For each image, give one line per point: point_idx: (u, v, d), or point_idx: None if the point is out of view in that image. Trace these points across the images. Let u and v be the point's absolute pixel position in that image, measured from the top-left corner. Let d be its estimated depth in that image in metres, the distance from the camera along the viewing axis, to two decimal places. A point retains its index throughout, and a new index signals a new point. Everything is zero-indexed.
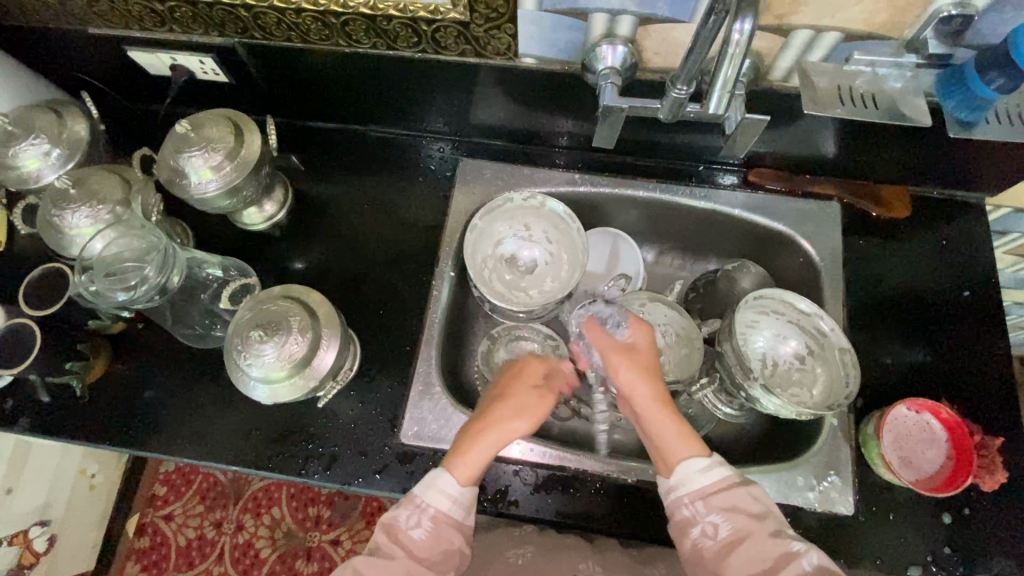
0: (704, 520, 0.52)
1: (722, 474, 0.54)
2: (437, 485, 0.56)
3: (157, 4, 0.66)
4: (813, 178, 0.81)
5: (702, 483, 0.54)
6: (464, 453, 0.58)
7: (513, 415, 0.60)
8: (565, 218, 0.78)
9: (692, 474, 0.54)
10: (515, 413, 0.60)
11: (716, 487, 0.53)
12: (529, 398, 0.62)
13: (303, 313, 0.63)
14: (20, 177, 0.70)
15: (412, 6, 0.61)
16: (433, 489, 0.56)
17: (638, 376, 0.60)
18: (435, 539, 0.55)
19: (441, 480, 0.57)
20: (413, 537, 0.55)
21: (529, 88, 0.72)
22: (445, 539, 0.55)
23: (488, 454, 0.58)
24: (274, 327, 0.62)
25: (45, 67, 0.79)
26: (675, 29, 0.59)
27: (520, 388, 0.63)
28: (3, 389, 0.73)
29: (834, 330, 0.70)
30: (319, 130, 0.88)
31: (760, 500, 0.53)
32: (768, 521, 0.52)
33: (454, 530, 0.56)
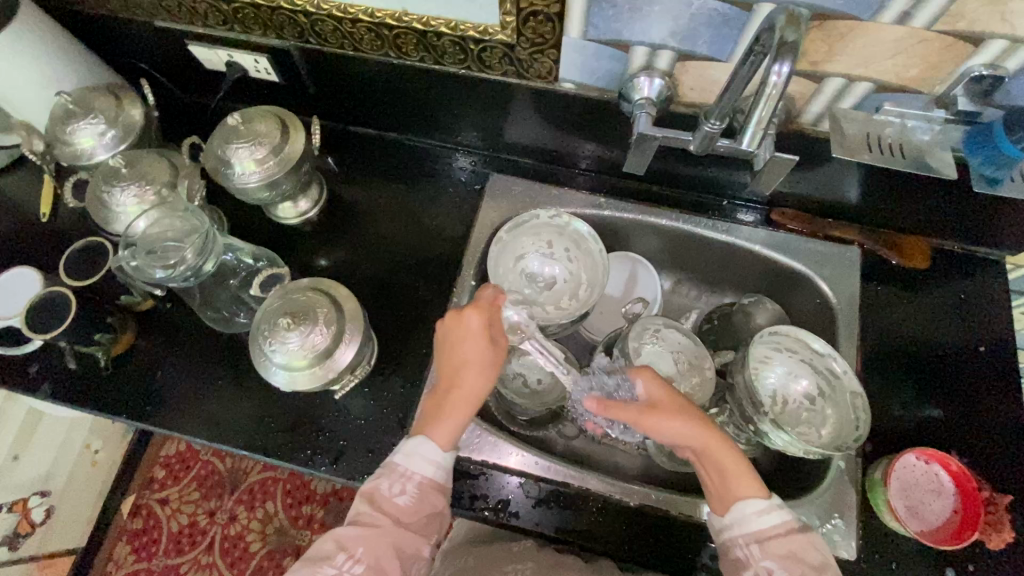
0: (758, 564, 0.53)
1: (780, 519, 0.54)
2: (419, 453, 0.59)
3: (223, 4, 0.70)
4: (835, 223, 0.82)
5: (759, 526, 0.54)
6: (442, 424, 0.60)
7: (478, 376, 0.61)
8: (588, 238, 0.80)
9: (749, 516, 0.55)
10: (478, 373, 0.61)
11: (776, 531, 0.54)
12: (476, 350, 0.62)
13: (329, 305, 0.66)
14: (74, 152, 0.74)
15: (463, 25, 0.64)
16: (417, 456, 0.58)
17: (673, 423, 0.58)
18: (418, 503, 0.57)
19: (422, 447, 0.59)
20: (397, 503, 0.57)
21: (565, 112, 0.74)
22: (429, 503, 0.58)
23: (465, 418, 0.61)
24: (302, 316, 0.64)
25: (109, 54, 0.84)
26: (712, 67, 0.61)
27: (470, 348, 0.62)
28: (33, 354, 0.75)
29: (847, 372, 0.71)
30: (357, 134, 0.91)
31: (818, 548, 0.53)
32: (826, 573, 0.52)
33: (437, 495, 0.58)
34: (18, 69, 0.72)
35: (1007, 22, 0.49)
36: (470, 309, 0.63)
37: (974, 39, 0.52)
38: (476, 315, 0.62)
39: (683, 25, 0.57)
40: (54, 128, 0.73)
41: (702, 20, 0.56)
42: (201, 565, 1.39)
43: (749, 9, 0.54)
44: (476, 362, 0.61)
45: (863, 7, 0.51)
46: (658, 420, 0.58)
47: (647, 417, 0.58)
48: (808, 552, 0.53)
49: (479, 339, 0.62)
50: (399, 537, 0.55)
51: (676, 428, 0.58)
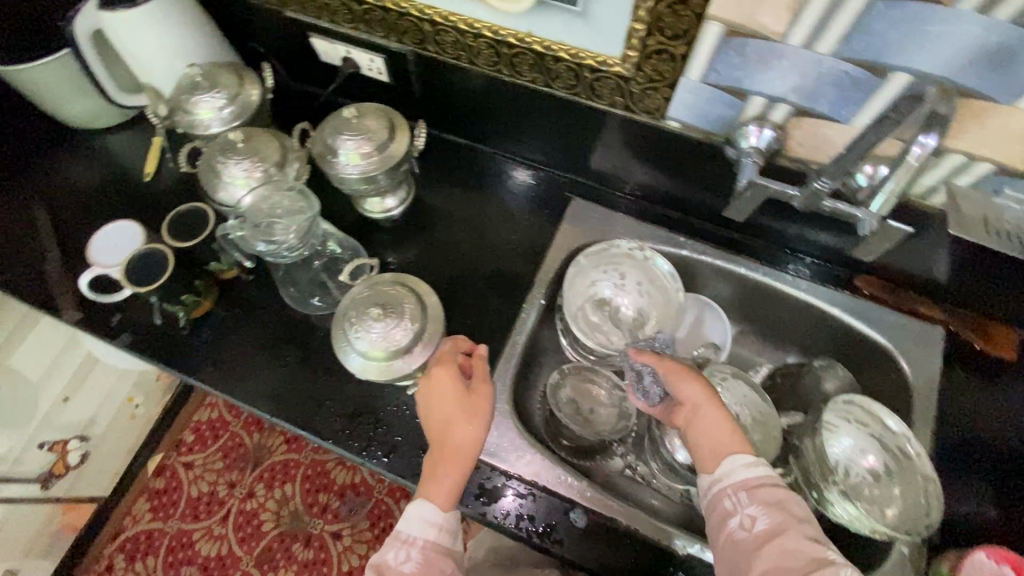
0: (742, 512, 0.53)
1: (765, 472, 0.55)
2: (417, 518, 0.57)
3: (355, 4, 0.74)
4: (920, 298, 0.79)
5: (746, 476, 0.55)
6: (433, 486, 0.58)
7: (465, 428, 0.59)
8: (666, 276, 0.81)
9: (738, 467, 0.56)
10: (463, 425, 0.59)
11: (760, 482, 0.54)
12: (453, 407, 0.60)
13: (415, 302, 0.67)
14: (192, 121, 0.78)
15: (583, 54, 0.66)
16: (416, 522, 0.57)
17: (685, 371, 0.64)
18: (425, 570, 0.55)
19: (422, 509, 0.58)
20: (404, 571, 0.55)
21: (662, 148, 0.75)
22: (437, 568, 0.56)
23: (461, 474, 0.59)
24: (391, 308, 0.66)
25: (235, 35, 0.89)
26: (828, 127, 0.61)
27: (444, 407, 0.61)
28: (122, 304, 0.80)
29: (921, 455, 0.68)
30: (449, 142, 0.94)
31: (801, 504, 0.53)
32: (808, 525, 0.51)
33: (444, 557, 0.57)
34: (158, 39, 0.77)
35: None
36: (440, 366, 0.63)
37: None
38: (441, 370, 0.62)
39: (808, 83, 0.57)
40: (179, 96, 0.78)
41: (830, 80, 0.56)
42: (213, 535, 1.41)
43: (883, 75, 0.54)
44: (455, 418, 0.60)
45: (1004, 89, 0.50)
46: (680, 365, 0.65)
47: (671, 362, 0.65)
48: (794, 507, 0.52)
49: (452, 393, 0.61)
50: None
51: (688, 376, 0.63)
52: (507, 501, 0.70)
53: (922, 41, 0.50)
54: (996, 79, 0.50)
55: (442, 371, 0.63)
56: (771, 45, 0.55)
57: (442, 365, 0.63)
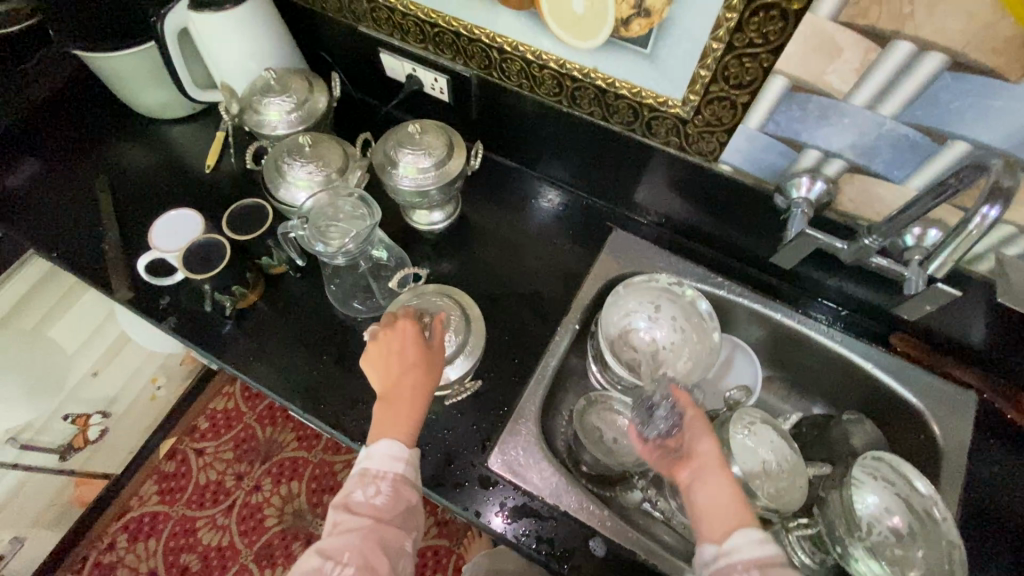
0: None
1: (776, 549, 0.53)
2: (382, 453, 0.59)
3: (429, 26, 0.78)
4: (956, 361, 0.79)
5: (757, 552, 0.52)
6: (392, 423, 0.61)
7: (424, 374, 0.64)
8: (704, 315, 0.81)
9: (749, 542, 0.53)
10: (422, 371, 0.64)
11: (770, 561, 0.52)
12: (412, 352, 0.65)
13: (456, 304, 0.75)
14: (260, 122, 0.82)
15: (645, 93, 0.68)
16: (381, 457, 0.59)
17: (704, 434, 0.65)
18: (394, 500, 0.58)
19: (386, 446, 0.60)
20: (373, 503, 0.57)
21: (709, 190, 0.77)
22: (404, 498, 0.59)
23: (418, 414, 0.62)
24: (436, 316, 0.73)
25: (306, 44, 0.94)
26: (880, 186, 0.63)
27: (402, 352, 0.65)
28: (172, 289, 0.82)
29: (947, 520, 0.68)
30: (497, 163, 0.97)
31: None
32: None
33: (411, 488, 0.60)
34: (239, 42, 0.81)
35: None
36: (402, 317, 0.68)
37: None
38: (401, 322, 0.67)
39: (866, 142, 0.59)
40: (252, 97, 0.82)
41: (888, 141, 0.58)
42: (215, 525, 1.41)
43: (942, 142, 0.55)
44: (414, 362, 0.65)
45: None
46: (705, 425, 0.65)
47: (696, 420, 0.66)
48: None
49: (412, 343, 0.66)
50: (379, 533, 0.56)
51: (707, 437, 0.64)
52: (526, 520, 0.69)
53: (986, 112, 0.51)
54: None
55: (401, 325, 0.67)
56: (834, 103, 0.57)
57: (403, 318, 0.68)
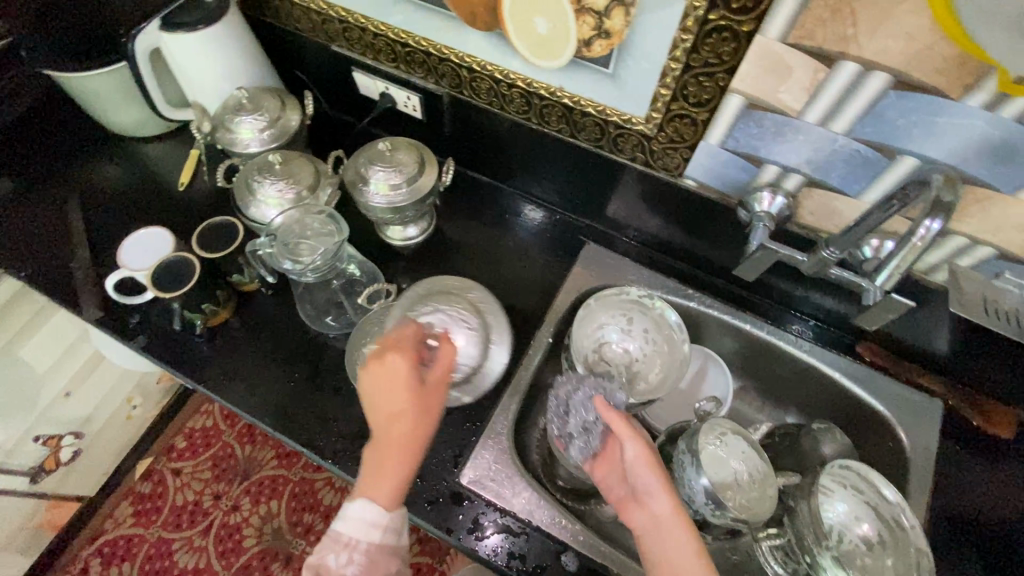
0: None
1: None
2: (358, 516, 0.57)
3: (400, 46, 0.79)
4: (921, 369, 0.81)
5: None
6: (376, 480, 0.58)
7: (411, 426, 0.59)
8: (674, 326, 0.82)
9: None
10: (412, 422, 0.59)
11: None
12: (400, 396, 0.60)
13: (465, 308, 0.78)
14: (233, 140, 0.82)
15: (609, 111, 0.70)
16: (354, 519, 0.57)
17: (657, 476, 0.60)
18: (369, 571, 0.57)
19: (363, 508, 0.57)
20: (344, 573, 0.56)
21: (676, 204, 0.78)
22: (381, 568, 0.57)
23: (406, 468, 0.59)
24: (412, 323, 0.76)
25: (282, 62, 0.95)
26: (837, 199, 0.65)
27: (393, 391, 0.60)
28: (142, 307, 0.82)
29: (915, 528, 0.69)
30: (472, 178, 0.98)
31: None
32: None
33: (388, 556, 0.58)
34: (211, 62, 0.82)
35: None
36: (397, 350, 0.63)
37: None
38: (395, 356, 0.62)
39: (820, 157, 0.61)
40: (224, 115, 0.82)
41: (841, 157, 0.60)
42: (192, 547, 1.39)
43: (892, 157, 0.57)
44: (403, 408, 0.59)
45: (1006, 180, 0.54)
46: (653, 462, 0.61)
47: (642, 458, 0.61)
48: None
49: (402, 386, 0.61)
50: None
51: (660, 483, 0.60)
52: (500, 536, 0.70)
53: (931, 130, 0.53)
54: (999, 171, 0.53)
55: (398, 356, 0.62)
56: (789, 119, 0.59)
57: (398, 355, 0.62)
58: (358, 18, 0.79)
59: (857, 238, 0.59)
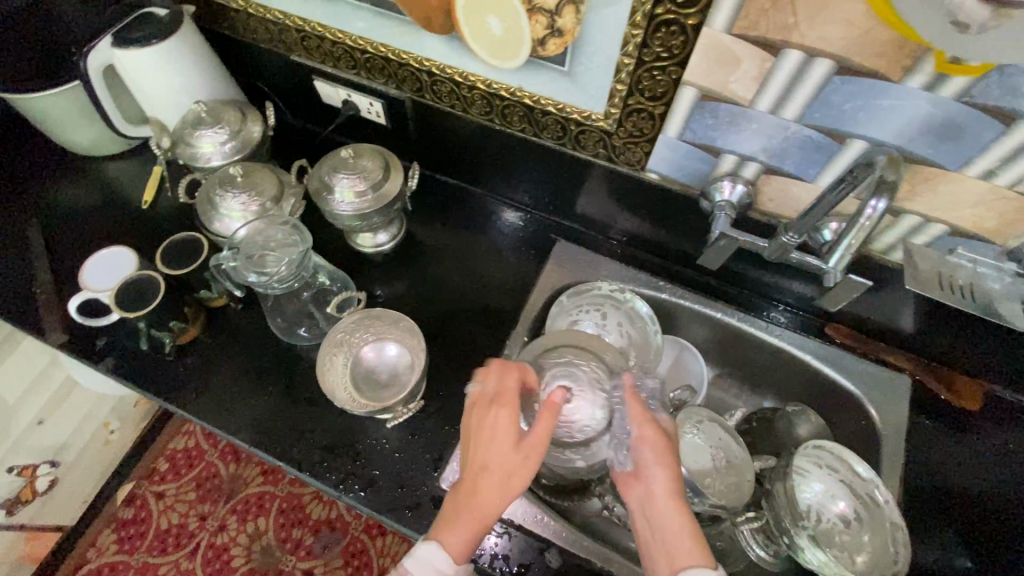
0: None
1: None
2: (425, 560, 0.53)
3: (359, 53, 0.79)
4: (889, 347, 0.83)
5: None
6: (456, 528, 0.54)
7: (499, 481, 0.54)
8: (646, 318, 0.83)
9: None
10: (500, 476, 0.54)
11: None
12: (498, 450, 0.55)
13: (601, 366, 0.66)
14: (194, 155, 0.81)
15: (569, 109, 0.70)
16: (420, 562, 0.54)
17: (661, 457, 0.57)
18: None
19: (432, 555, 0.53)
20: None
21: (642, 198, 0.79)
22: None
23: (485, 523, 0.54)
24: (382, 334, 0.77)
25: (243, 75, 0.94)
26: (794, 185, 0.66)
27: (494, 444, 0.55)
28: (108, 329, 0.80)
29: (888, 502, 0.70)
30: (441, 182, 0.98)
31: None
32: None
33: None
34: (168, 77, 0.81)
35: None
36: (505, 402, 0.58)
37: None
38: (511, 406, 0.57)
39: (775, 145, 0.62)
40: (183, 130, 0.81)
41: (794, 144, 0.61)
42: (179, 570, 1.36)
43: (842, 141, 0.58)
44: (494, 463, 0.55)
45: (950, 158, 0.55)
46: (660, 440, 0.58)
47: (648, 434, 0.58)
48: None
49: (505, 439, 0.55)
50: None
51: (664, 463, 0.56)
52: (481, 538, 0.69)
53: (876, 113, 0.54)
54: (943, 149, 0.55)
55: (505, 408, 0.57)
56: (741, 109, 0.60)
57: (505, 409, 0.57)
58: (314, 27, 0.78)
59: (813, 222, 0.60)
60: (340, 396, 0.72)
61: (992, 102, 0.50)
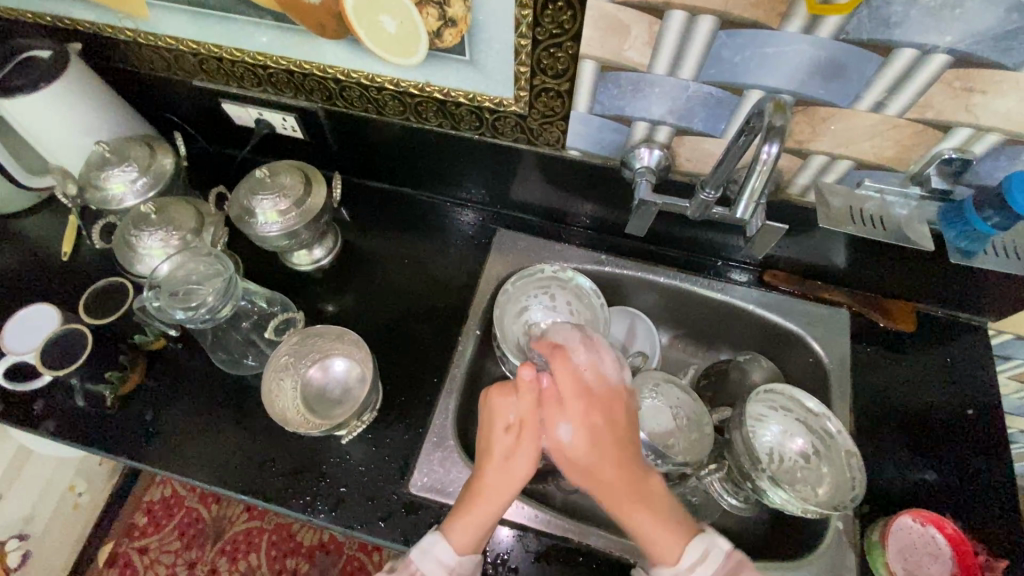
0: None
1: (709, 573, 0.51)
2: (430, 553, 0.56)
3: (260, 68, 0.76)
4: (824, 284, 0.85)
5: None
6: (465, 526, 0.56)
7: (506, 468, 0.58)
8: (590, 292, 0.83)
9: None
10: (504, 463, 0.58)
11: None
12: (502, 438, 0.58)
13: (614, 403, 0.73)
14: (105, 198, 0.77)
15: (480, 97, 0.70)
16: (430, 558, 0.55)
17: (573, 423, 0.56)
18: None
19: (436, 547, 0.56)
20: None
21: (569, 176, 0.79)
22: None
23: (491, 512, 0.57)
24: (327, 352, 0.78)
25: (147, 107, 0.91)
26: (707, 142, 0.67)
27: (497, 432, 0.59)
28: (42, 391, 0.77)
29: (841, 432, 0.72)
30: (372, 188, 0.96)
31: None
32: None
33: None
34: (63, 121, 0.77)
35: (969, 113, 0.55)
36: (503, 386, 0.60)
37: (943, 127, 0.57)
38: (524, 412, 0.58)
39: (680, 105, 0.63)
40: (88, 174, 0.77)
41: (697, 102, 0.62)
42: None
43: (740, 93, 0.60)
44: (500, 452, 0.58)
45: (842, 95, 0.57)
46: (595, 440, 0.56)
47: (584, 436, 0.55)
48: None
49: (505, 425, 0.58)
50: None
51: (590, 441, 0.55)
52: None
53: (764, 61, 0.56)
54: (834, 88, 0.57)
55: (509, 392, 0.59)
56: (641, 75, 0.61)
57: (502, 394, 0.59)
58: (209, 48, 0.75)
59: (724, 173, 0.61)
60: (293, 420, 0.72)
61: (868, 36, 0.52)
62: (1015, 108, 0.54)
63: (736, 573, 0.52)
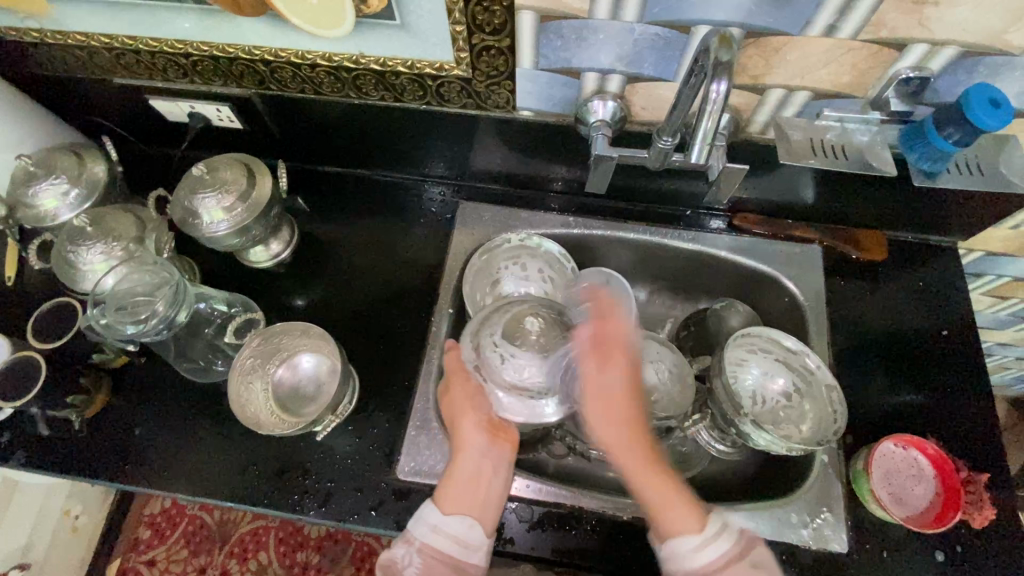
0: None
1: (720, 550, 0.50)
2: (421, 518, 0.57)
3: (182, 58, 0.71)
4: (796, 223, 0.84)
5: (699, 561, 0.50)
6: (448, 487, 0.59)
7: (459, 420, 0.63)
8: (560, 258, 0.82)
9: (687, 552, 0.50)
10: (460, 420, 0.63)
11: (713, 564, 0.50)
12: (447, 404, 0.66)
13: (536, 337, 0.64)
14: (37, 215, 0.73)
15: (419, 64, 0.66)
16: (419, 522, 0.56)
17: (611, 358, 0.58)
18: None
19: (425, 511, 0.57)
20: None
21: (526, 138, 0.76)
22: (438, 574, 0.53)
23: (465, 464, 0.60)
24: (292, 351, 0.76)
25: (72, 114, 0.85)
26: (660, 88, 0.64)
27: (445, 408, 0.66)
28: (5, 423, 0.74)
29: (820, 367, 0.73)
30: (325, 174, 0.92)
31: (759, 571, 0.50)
32: None
33: (445, 565, 0.54)
34: None
35: (924, 27, 0.53)
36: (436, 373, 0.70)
37: (898, 45, 0.55)
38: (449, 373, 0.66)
39: (628, 51, 0.60)
40: (16, 191, 0.73)
41: (646, 45, 0.59)
42: None
43: (687, 31, 0.57)
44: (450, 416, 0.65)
45: (792, 23, 0.55)
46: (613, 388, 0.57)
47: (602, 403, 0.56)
48: None
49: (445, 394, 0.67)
50: None
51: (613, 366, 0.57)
52: None
53: None
54: (784, 15, 0.54)
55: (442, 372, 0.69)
56: (583, 22, 0.58)
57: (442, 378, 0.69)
58: (122, 41, 0.70)
59: (673, 118, 0.59)
60: (264, 421, 0.71)
61: None
62: (968, 19, 0.52)
63: (745, 548, 0.51)
